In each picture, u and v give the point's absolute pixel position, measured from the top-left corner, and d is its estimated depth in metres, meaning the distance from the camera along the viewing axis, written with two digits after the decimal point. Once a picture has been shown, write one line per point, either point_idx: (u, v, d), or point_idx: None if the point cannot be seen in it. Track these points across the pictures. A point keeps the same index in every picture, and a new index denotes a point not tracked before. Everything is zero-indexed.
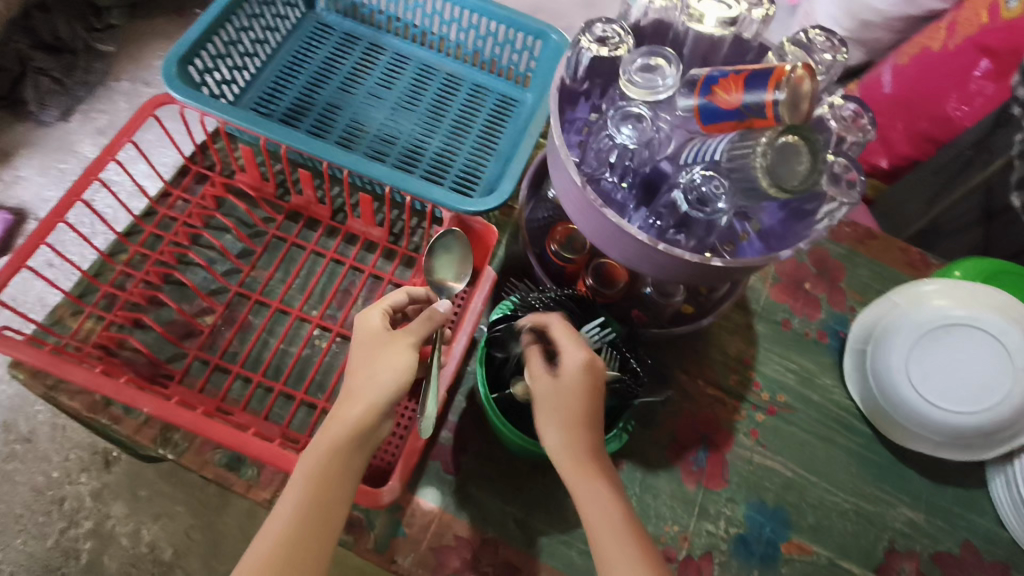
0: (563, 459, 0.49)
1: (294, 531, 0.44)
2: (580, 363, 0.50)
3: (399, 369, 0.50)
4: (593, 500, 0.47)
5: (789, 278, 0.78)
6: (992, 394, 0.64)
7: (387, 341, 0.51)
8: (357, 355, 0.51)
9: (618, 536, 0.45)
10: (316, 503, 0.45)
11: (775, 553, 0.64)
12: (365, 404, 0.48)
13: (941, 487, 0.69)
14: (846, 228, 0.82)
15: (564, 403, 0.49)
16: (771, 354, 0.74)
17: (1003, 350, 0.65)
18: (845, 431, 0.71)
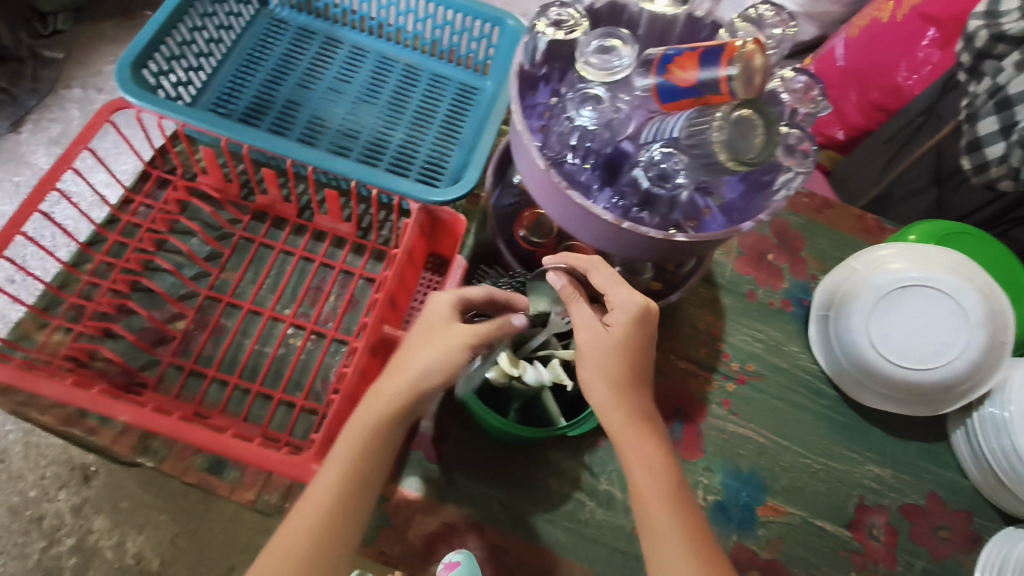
0: (612, 414, 0.48)
1: (326, 510, 0.46)
2: (631, 318, 0.49)
3: (452, 357, 0.49)
4: (643, 462, 0.47)
5: (753, 250, 0.80)
6: (949, 350, 0.67)
7: (444, 329, 0.50)
8: (416, 334, 0.51)
9: (665, 499, 0.46)
10: (347, 483, 0.47)
11: (752, 516, 0.67)
12: (406, 385, 0.49)
13: (905, 442, 0.72)
14: (805, 199, 0.85)
15: (616, 363, 0.48)
16: (739, 326, 0.76)
17: (957, 308, 0.68)
18: (813, 395, 0.73)
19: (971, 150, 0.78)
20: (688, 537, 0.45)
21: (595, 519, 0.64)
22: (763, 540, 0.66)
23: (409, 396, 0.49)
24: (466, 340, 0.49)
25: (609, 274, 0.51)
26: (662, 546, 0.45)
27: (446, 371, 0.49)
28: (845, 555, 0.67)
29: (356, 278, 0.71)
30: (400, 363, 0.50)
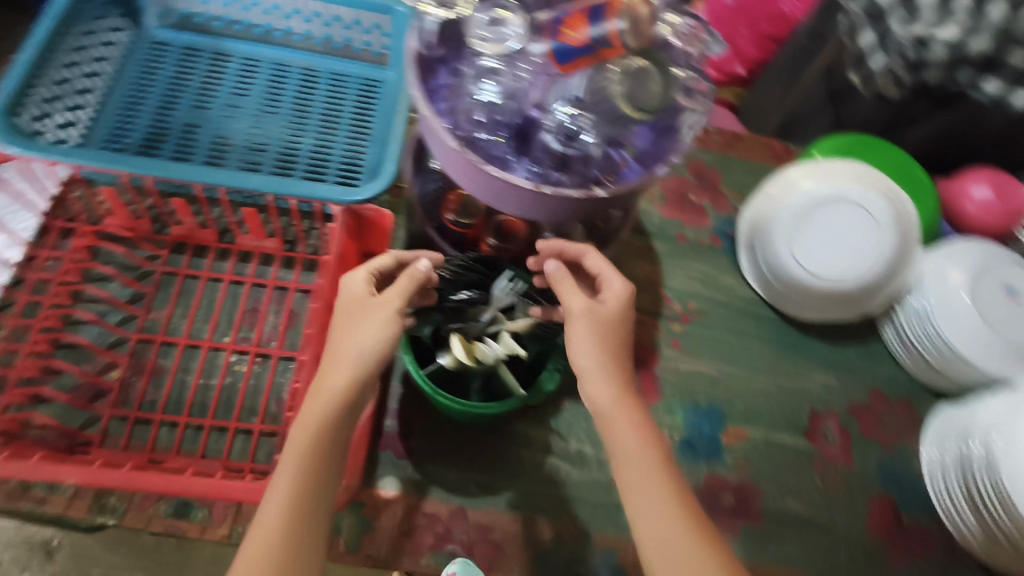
0: (603, 382, 0.51)
1: (285, 525, 0.43)
2: (622, 294, 0.56)
3: (382, 332, 0.50)
4: (630, 447, 0.49)
5: (675, 194, 0.83)
6: (868, 255, 0.71)
7: (369, 305, 0.51)
8: (341, 320, 0.51)
9: (654, 481, 0.48)
10: (303, 493, 0.45)
11: (718, 444, 0.70)
12: (347, 374, 0.48)
13: (842, 347, 0.77)
14: (714, 136, 0.89)
15: (596, 338, 0.52)
16: (675, 268, 0.79)
17: (867, 214, 0.71)
18: (753, 320, 0.77)
19: (857, 64, 0.82)
20: (679, 516, 0.46)
21: (573, 479, 0.65)
22: (731, 464, 0.69)
23: (353, 386, 0.48)
24: (391, 309, 0.51)
25: (602, 259, 0.58)
26: (652, 526, 0.46)
27: (381, 350, 0.49)
28: (808, 461, 0.71)
29: (292, 292, 0.70)
30: (335, 356, 0.49)
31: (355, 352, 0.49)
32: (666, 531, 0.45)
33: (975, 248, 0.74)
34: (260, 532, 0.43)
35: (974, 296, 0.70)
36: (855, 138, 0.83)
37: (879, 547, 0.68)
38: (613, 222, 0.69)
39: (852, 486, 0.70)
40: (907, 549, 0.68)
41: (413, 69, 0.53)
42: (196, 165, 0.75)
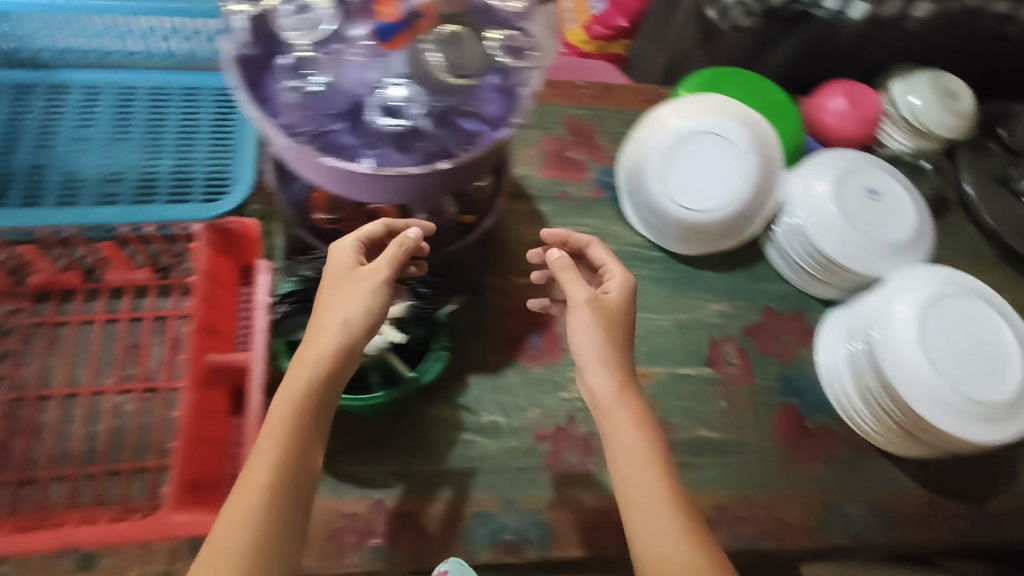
0: (603, 376, 0.54)
1: (263, 497, 0.43)
2: (623, 285, 0.59)
3: (369, 302, 0.50)
4: (634, 447, 0.51)
5: (554, 154, 0.85)
6: (735, 181, 0.74)
7: (358, 276, 0.51)
8: (333, 286, 0.51)
9: (652, 477, 0.50)
10: (288, 465, 0.45)
11: None
12: (333, 343, 0.48)
13: (731, 274, 0.80)
14: (585, 91, 0.91)
15: (598, 330, 0.55)
16: (563, 227, 0.80)
17: (729, 143, 0.74)
18: (644, 263, 0.79)
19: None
20: (673, 512, 0.49)
21: (488, 450, 0.66)
22: None
23: (338, 357, 0.48)
24: (380, 280, 0.51)
25: (606, 251, 0.63)
26: (648, 518, 0.49)
27: (365, 323, 0.49)
28: (711, 388, 0.73)
29: (171, 320, 0.68)
30: (321, 322, 0.49)
31: (341, 323, 0.49)
32: (660, 524, 0.48)
33: (836, 156, 0.79)
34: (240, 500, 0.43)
35: (840, 207, 0.74)
36: (713, 73, 0.86)
37: (788, 454, 0.71)
38: (485, 192, 0.70)
39: (756, 403, 0.73)
40: (814, 452, 0.72)
41: (236, 71, 0.50)
42: (50, 205, 0.71)
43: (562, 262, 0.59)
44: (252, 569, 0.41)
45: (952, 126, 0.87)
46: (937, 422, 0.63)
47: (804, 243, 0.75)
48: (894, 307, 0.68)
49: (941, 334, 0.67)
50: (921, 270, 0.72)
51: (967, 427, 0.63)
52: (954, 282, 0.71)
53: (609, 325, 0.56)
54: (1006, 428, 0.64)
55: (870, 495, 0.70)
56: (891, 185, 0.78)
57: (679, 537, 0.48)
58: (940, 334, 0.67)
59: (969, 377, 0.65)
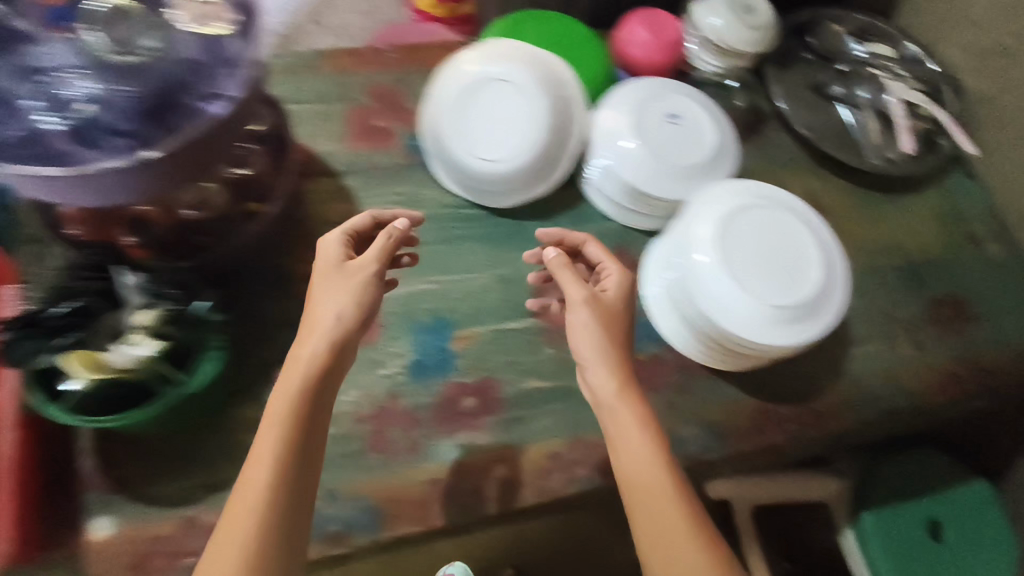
0: (603, 372, 0.58)
1: (272, 477, 0.49)
2: (621, 282, 0.63)
3: (354, 297, 0.57)
4: (634, 442, 0.54)
5: (358, 124, 0.81)
6: (527, 123, 0.71)
7: (344, 272, 0.59)
8: (322, 284, 0.58)
9: (654, 458, 0.54)
10: (282, 447, 0.51)
11: (448, 354, 0.69)
12: (324, 336, 0.55)
13: (552, 220, 0.78)
14: (390, 53, 0.86)
15: (599, 323, 0.60)
16: (372, 199, 0.77)
17: (513, 87, 0.71)
18: (462, 222, 0.77)
19: None
20: (668, 483, 0.53)
21: None
22: (464, 367, 0.69)
23: (332, 343, 0.55)
24: (368, 273, 0.59)
25: (603, 249, 0.66)
26: (641, 482, 0.53)
27: (355, 315, 0.57)
28: (536, 339, 0.72)
29: None
30: (316, 318, 0.56)
31: (333, 314, 0.56)
32: (653, 487, 0.52)
33: (637, 84, 0.77)
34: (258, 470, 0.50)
35: (640, 137, 0.74)
36: (506, 22, 0.84)
37: None
38: (261, 178, 0.67)
39: None
40: (643, 385, 0.72)
41: None
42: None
43: (559, 260, 0.63)
44: (256, 550, 0.47)
45: (756, 41, 0.87)
46: (769, 340, 0.65)
47: (611, 180, 0.75)
48: (694, 229, 0.69)
49: (740, 249, 0.68)
50: (723, 187, 0.72)
51: (765, 335, 0.65)
52: (756, 195, 0.72)
53: (609, 321, 0.60)
54: (805, 331, 0.66)
55: (699, 416, 0.71)
56: (694, 107, 0.77)
57: (676, 514, 0.52)
58: (740, 249, 0.68)
59: (769, 287, 0.67)
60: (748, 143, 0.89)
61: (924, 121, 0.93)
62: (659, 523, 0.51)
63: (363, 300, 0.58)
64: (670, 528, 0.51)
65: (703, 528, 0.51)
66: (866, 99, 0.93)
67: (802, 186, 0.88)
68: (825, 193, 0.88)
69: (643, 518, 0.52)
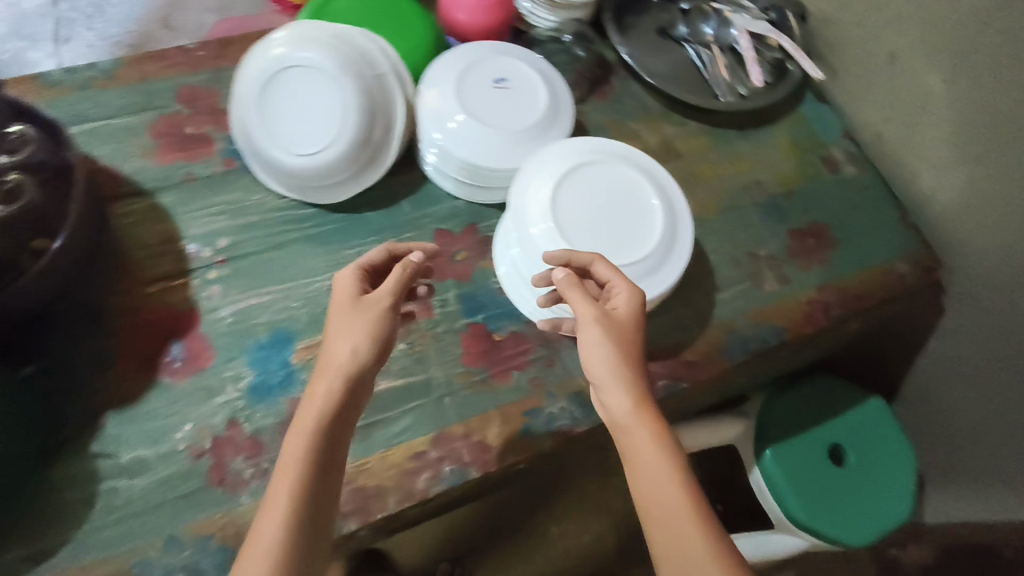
0: (621, 396, 0.54)
1: (285, 532, 0.45)
2: (630, 299, 0.57)
3: (371, 330, 0.53)
4: (658, 471, 0.51)
5: (169, 134, 0.74)
6: (339, 107, 0.65)
7: (358, 301, 0.54)
8: (337, 319, 0.54)
9: (667, 469, 0.50)
10: (304, 494, 0.47)
11: (291, 367, 0.64)
12: (338, 371, 0.51)
13: (395, 207, 0.74)
14: (198, 52, 0.79)
15: (615, 335, 0.55)
16: (191, 213, 0.70)
17: (315, 70, 0.65)
18: (295, 223, 0.71)
19: None
20: (682, 499, 0.50)
21: (137, 491, 0.58)
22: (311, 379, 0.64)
23: (347, 380, 0.51)
24: (383, 309, 0.54)
25: (610, 266, 0.59)
26: (658, 499, 0.50)
27: (370, 355, 0.52)
28: None
29: None
30: (330, 360, 0.52)
31: (346, 354, 0.52)
32: (663, 500, 0.50)
33: (462, 52, 0.73)
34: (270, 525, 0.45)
35: (465, 106, 0.69)
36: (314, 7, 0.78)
37: (481, 375, 0.67)
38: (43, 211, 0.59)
39: (439, 334, 0.68)
40: (508, 364, 0.68)
41: None
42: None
43: (567, 279, 0.57)
44: None
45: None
46: None
47: (440, 157, 0.71)
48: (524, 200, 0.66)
49: (574, 213, 0.65)
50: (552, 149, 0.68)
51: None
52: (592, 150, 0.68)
53: (625, 336, 0.55)
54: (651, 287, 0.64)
55: (571, 385, 0.68)
56: (522, 66, 0.73)
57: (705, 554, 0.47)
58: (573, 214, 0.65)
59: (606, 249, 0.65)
60: (595, 98, 0.87)
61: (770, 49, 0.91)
62: (674, 538, 0.48)
63: (378, 334, 0.53)
64: (684, 544, 0.48)
65: (724, 557, 0.47)
66: (711, 36, 0.92)
67: (657, 133, 0.86)
68: (680, 136, 0.86)
69: (665, 550, 0.49)
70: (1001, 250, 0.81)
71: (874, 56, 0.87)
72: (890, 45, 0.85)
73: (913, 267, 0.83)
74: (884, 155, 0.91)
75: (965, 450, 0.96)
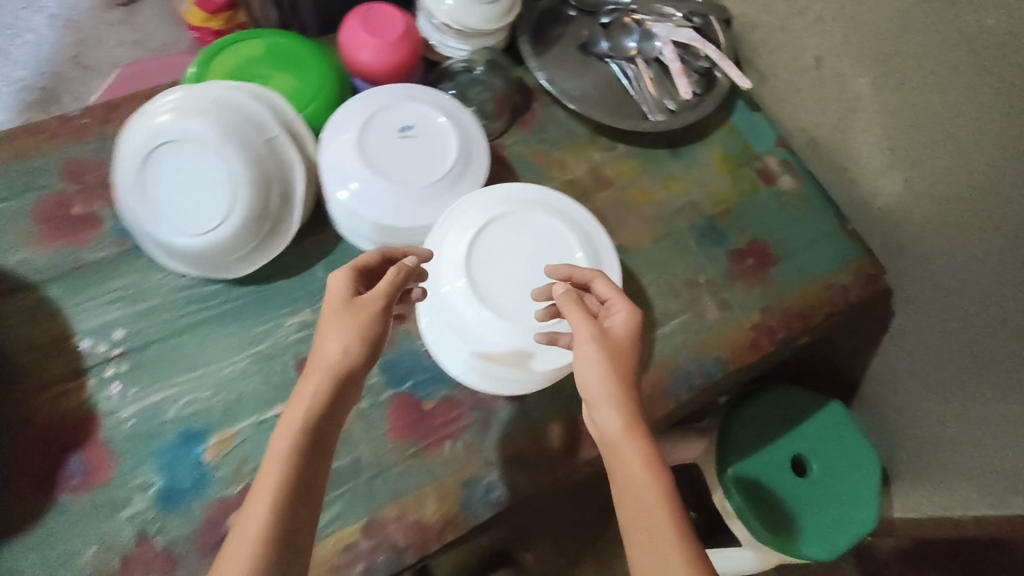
0: (615, 423, 0.47)
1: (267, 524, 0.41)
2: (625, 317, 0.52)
3: (358, 339, 0.47)
4: (646, 501, 0.44)
5: (54, 217, 0.67)
6: (225, 178, 0.60)
7: (345, 307, 0.50)
8: (328, 324, 0.49)
9: (652, 476, 0.45)
10: (278, 489, 0.42)
11: (204, 468, 0.59)
12: (322, 375, 0.46)
13: (309, 273, 0.69)
14: (81, 117, 0.71)
15: (610, 348, 0.50)
16: (84, 304, 0.64)
17: (194, 141, 0.59)
18: (199, 303, 0.66)
19: None
20: (659, 509, 0.44)
21: None
22: (227, 478, 0.59)
23: (336, 381, 0.47)
24: (374, 314, 0.50)
25: (612, 284, 0.55)
26: (638, 520, 0.44)
27: (355, 356, 0.48)
28: None
29: None
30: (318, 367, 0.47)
31: (337, 352, 0.47)
32: (645, 512, 0.44)
33: (361, 100, 0.68)
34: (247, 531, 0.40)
35: (369, 163, 0.65)
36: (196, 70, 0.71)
37: (412, 450, 0.64)
38: None
39: (364, 410, 0.64)
40: (440, 434, 0.64)
41: None
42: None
43: (565, 296, 0.53)
44: None
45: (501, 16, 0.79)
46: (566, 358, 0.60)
47: (348, 221, 0.66)
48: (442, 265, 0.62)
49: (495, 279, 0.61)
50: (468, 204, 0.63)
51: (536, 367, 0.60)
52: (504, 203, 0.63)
53: (622, 349, 0.50)
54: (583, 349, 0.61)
55: (509, 448, 0.65)
56: (431, 111, 0.68)
57: None
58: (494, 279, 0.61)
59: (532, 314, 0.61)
60: (518, 127, 0.82)
61: (697, 59, 0.88)
62: None
63: (368, 340, 0.49)
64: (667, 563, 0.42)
65: None
66: (635, 49, 0.88)
67: (585, 160, 0.82)
68: (609, 161, 0.82)
69: None
70: (946, 254, 0.79)
71: (800, 59, 0.85)
72: (815, 48, 0.82)
73: (855, 276, 0.81)
74: (819, 158, 0.89)
75: (926, 452, 0.96)
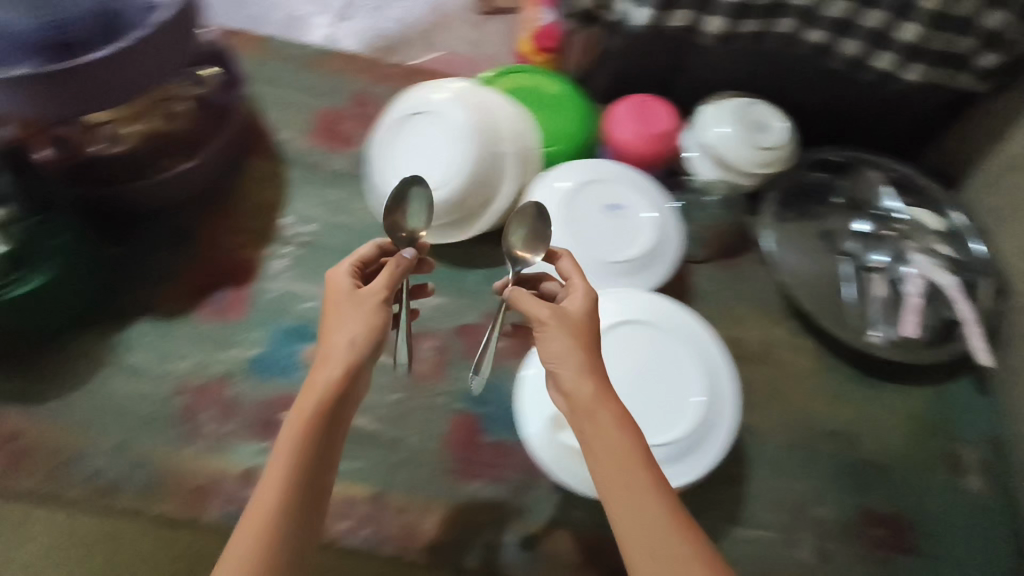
0: (599, 460, 0.43)
1: (279, 507, 0.42)
2: (582, 301, 0.51)
3: (375, 320, 0.48)
4: (658, 530, 0.41)
5: (326, 123, 0.82)
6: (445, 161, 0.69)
7: (352, 296, 0.49)
8: (330, 314, 0.48)
9: (648, 501, 0.42)
10: (304, 474, 0.43)
11: (294, 361, 0.68)
12: (343, 356, 0.46)
13: (468, 272, 0.75)
14: (392, 70, 0.87)
15: (598, 402, 0.45)
16: (305, 193, 0.78)
17: (439, 125, 0.70)
18: (374, 245, 0.76)
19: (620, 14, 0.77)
20: (693, 550, 0.40)
21: (127, 392, 0.66)
22: (305, 379, 0.68)
23: (350, 378, 0.45)
24: (380, 301, 0.49)
25: (576, 264, 0.54)
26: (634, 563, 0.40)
27: (369, 345, 0.47)
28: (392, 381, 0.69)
29: None
30: (329, 351, 0.46)
31: (352, 339, 0.46)
32: (651, 544, 0.40)
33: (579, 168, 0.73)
34: (249, 515, 0.42)
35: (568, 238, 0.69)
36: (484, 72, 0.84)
37: (450, 463, 0.66)
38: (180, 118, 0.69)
39: (435, 404, 0.69)
40: (480, 467, 0.66)
41: None
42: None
43: (517, 290, 0.52)
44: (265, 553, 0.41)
45: (760, 167, 0.79)
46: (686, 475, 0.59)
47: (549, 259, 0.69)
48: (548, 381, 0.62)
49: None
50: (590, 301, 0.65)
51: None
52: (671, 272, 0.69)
53: (595, 368, 0.46)
54: (702, 457, 0.60)
55: (521, 526, 0.64)
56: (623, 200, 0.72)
57: None
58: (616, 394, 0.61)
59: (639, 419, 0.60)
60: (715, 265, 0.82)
61: (949, 313, 0.76)
62: None
63: (377, 327, 0.48)
64: None
65: None
66: (881, 264, 0.78)
67: (758, 329, 0.78)
68: (782, 345, 0.78)
69: None
70: None
71: None
72: None
73: None
74: None
75: None
